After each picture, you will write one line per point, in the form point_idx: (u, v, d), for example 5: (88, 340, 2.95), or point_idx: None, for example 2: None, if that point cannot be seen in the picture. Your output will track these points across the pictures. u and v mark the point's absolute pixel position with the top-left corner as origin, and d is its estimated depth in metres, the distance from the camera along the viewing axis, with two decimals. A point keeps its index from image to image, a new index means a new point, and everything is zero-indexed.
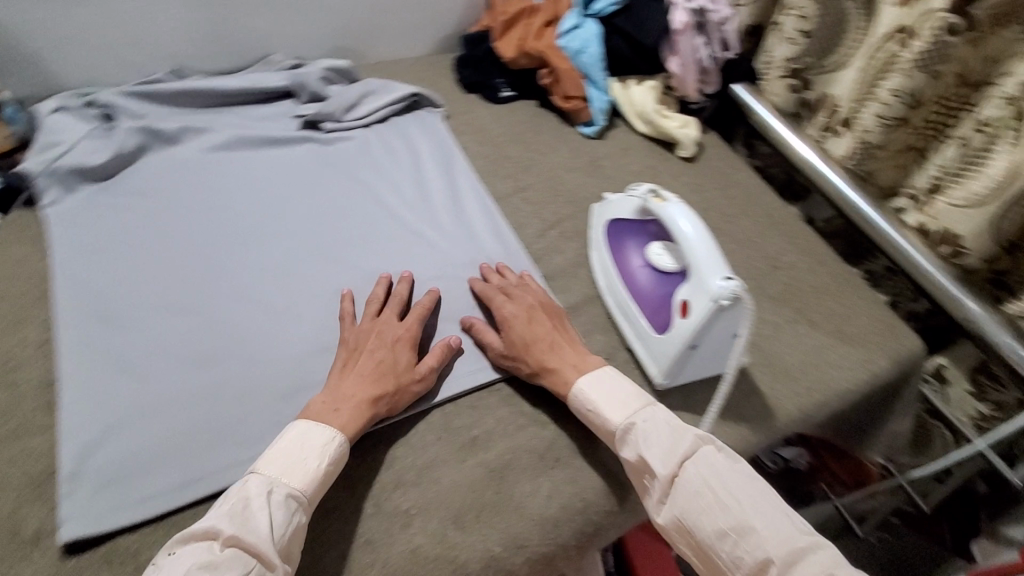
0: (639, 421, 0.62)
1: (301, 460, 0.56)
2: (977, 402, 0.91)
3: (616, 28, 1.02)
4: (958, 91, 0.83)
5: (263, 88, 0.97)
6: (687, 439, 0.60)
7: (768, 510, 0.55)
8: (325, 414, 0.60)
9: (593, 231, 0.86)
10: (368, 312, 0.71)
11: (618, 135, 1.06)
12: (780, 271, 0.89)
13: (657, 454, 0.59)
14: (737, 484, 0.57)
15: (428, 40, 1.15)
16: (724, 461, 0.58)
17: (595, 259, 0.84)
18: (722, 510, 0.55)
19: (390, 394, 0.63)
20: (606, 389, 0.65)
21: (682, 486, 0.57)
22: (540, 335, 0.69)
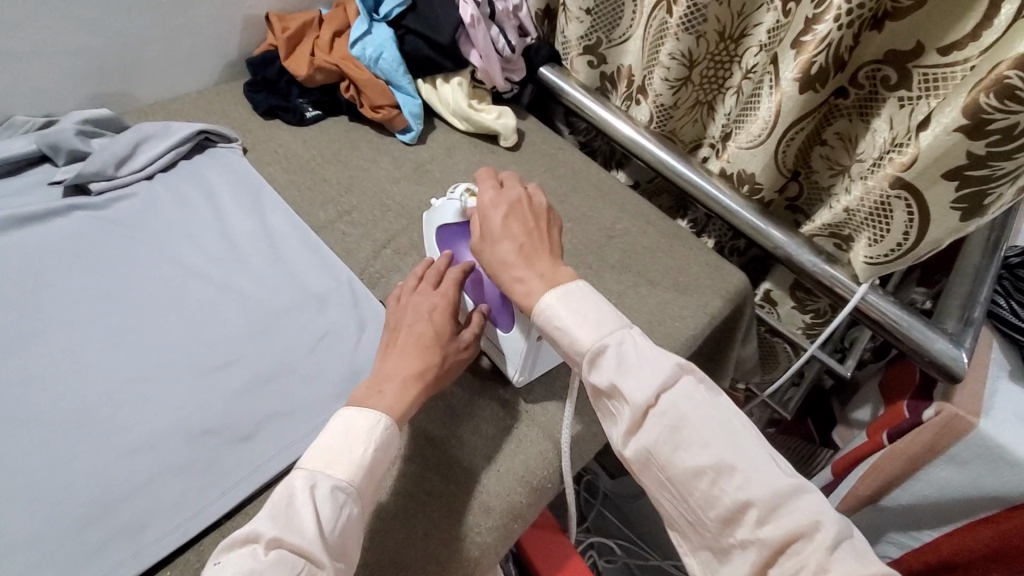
0: (616, 342, 0.57)
1: (350, 446, 0.55)
2: (802, 314, 1.03)
3: (408, 29, 0.98)
4: (721, 46, 0.93)
5: (4, 158, 0.80)
6: (667, 365, 0.56)
7: (751, 450, 0.53)
8: (371, 397, 0.59)
9: (427, 238, 0.79)
10: (406, 286, 0.70)
11: (438, 136, 1.04)
12: (617, 239, 0.92)
13: (635, 378, 0.55)
14: (719, 424, 0.54)
15: (210, 69, 1.03)
16: (704, 395, 0.55)
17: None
18: (700, 447, 0.52)
19: (436, 367, 0.64)
20: (574, 306, 0.60)
21: (655, 421, 0.54)
22: (514, 240, 0.66)
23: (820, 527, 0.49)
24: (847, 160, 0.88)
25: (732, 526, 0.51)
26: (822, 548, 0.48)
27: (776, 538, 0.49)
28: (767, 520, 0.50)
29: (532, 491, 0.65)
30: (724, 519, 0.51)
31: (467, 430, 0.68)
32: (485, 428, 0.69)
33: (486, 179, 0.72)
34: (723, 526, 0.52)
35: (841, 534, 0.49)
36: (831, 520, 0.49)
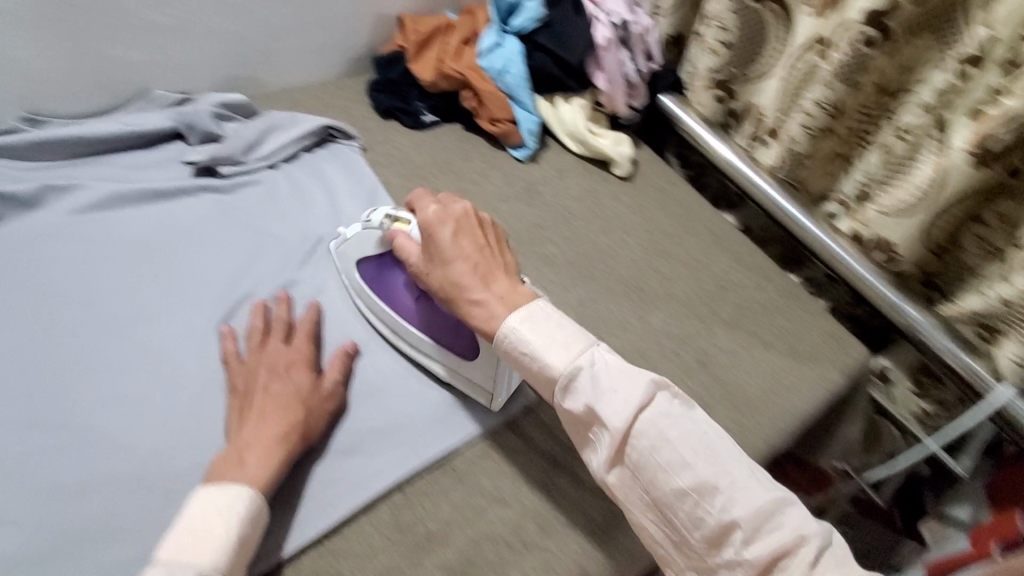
0: (589, 366, 0.56)
1: (212, 533, 0.49)
2: (919, 399, 0.96)
3: (538, 44, 0.95)
4: (875, 99, 0.85)
5: (143, 131, 0.82)
6: (640, 384, 0.56)
7: (728, 469, 0.54)
8: (229, 469, 0.54)
9: (350, 276, 0.73)
10: (251, 345, 0.65)
11: (552, 156, 0.99)
12: (731, 291, 0.87)
13: (613, 403, 0.54)
14: (693, 441, 0.54)
15: (336, 62, 1.02)
16: (679, 416, 0.55)
17: (359, 306, 0.74)
18: (682, 469, 0.53)
19: (301, 422, 0.59)
20: (541, 333, 0.57)
21: (636, 443, 0.54)
22: (466, 259, 0.63)
23: (801, 542, 0.51)
24: (1008, 244, 0.78)
25: (716, 548, 0.52)
26: (804, 563, 0.50)
27: (761, 558, 0.50)
28: (751, 538, 0.51)
29: (631, 561, 0.61)
30: (708, 539, 0.52)
31: (567, 480, 0.64)
32: (585, 481, 0.64)
33: (426, 199, 0.67)
34: (708, 547, 0.52)
35: (820, 545, 0.51)
36: (808, 531, 0.51)
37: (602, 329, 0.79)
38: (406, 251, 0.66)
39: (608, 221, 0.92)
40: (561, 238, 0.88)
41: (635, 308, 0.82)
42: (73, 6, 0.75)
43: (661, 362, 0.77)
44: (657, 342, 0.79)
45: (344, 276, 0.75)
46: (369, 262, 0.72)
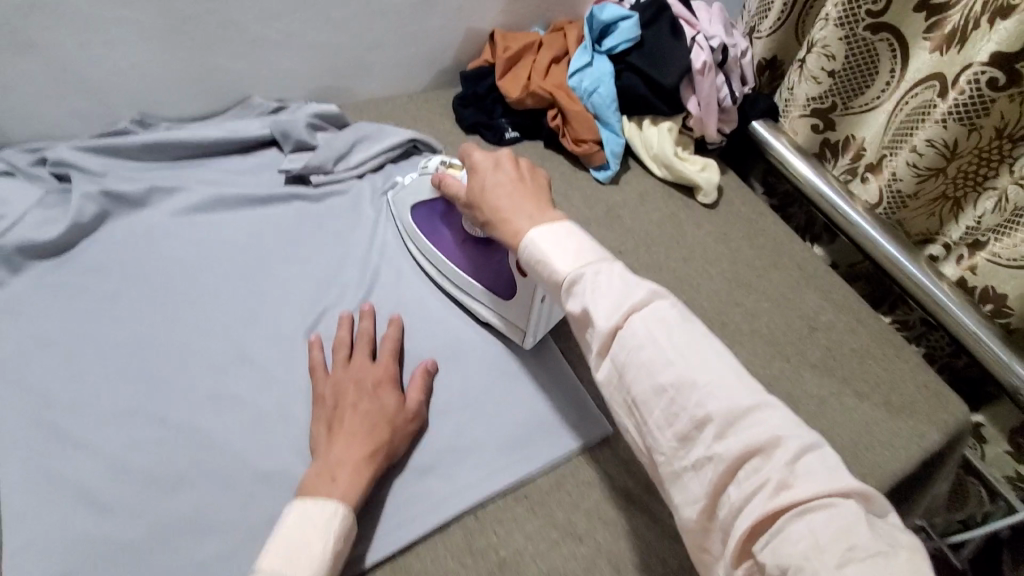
0: (593, 270, 0.54)
1: (308, 537, 0.50)
2: (1016, 463, 0.88)
3: (629, 65, 0.93)
4: (993, 143, 0.78)
5: (242, 138, 0.86)
6: (637, 290, 0.52)
7: (709, 368, 0.47)
8: (322, 484, 0.54)
9: (401, 222, 0.81)
10: (338, 359, 0.66)
11: (633, 179, 0.97)
12: (819, 333, 0.83)
13: (605, 302, 0.51)
14: (678, 339, 0.49)
15: (423, 76, 1.04)
16: (673, 320, 0.50)
17: (409, 250, 0.80)
18: (664, 364, 0.47)
19: (386, 442, 0.59)
20: (554, 240, 0.57)
21: (622, 344, 0.50)
22: (500, 185, 0.65)
23: (780, 446, 0.43)
24: None
25: (686, 448, 0.46)
26: (780, 464, 0.42)
27: (730, 457, 0.44)
28: (726, 435, 0.45)
29: None
30: (679, 437, 0.46)
31: (644, 520, 0.62)
32: (662, 523, 0.62)
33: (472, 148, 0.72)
34: (678, 447, 0.47)
35: (806, 449, 0.43)
36: (793, 436, 0.44)
37: None
38: (453, 187, 0.71)
39: (689, 249, 0.90)
40: (641, 264, 0.86)
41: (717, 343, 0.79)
42: (190, 17, 0.78)
43: None
44: None
45: (398, 223, 0.82)
46: (421, 208, 0.79)
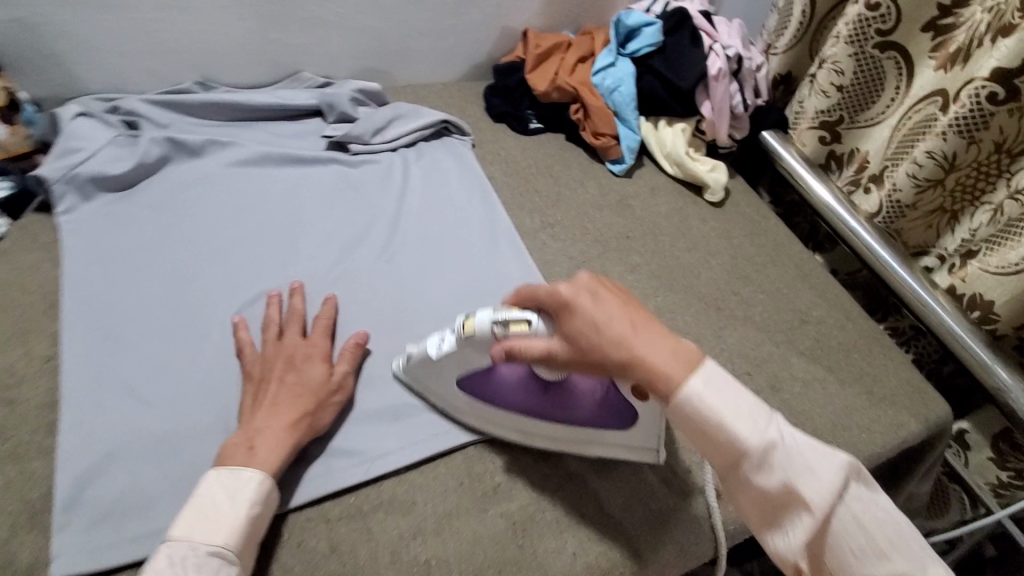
0: (782, 440, 0.48)
1: (218, 505, 0.52)
2: (998, 469, 0.91)
3: (650, 69, 1.00)
4: (992, 157, 0.83)
5: (291, 106, 0.94)
6: (835, 463, 0.48)
7: (917, 552, 0.46)
8: (240, 453, 0.56)
9: (455, 402, 0.66)
10: (268, 337, 0.68)
11: (646, 174, 1.03)
12: (811, 325, 0.88)
13: (816, 482, 0.47)
14: (887, 528, 0.47)
15: (459, 66, 1.11)
16: (879, 506, 0.47)
17: (470, 423, 0.67)
18: (880, 559, 0.46)
19: (310, 412, 0.62)
20: (725, 407, 0.49)
21: (835, 529, 0.47)
22: (610, 314, 0.52)
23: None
24: None
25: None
26: None
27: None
28: None
29: (679, 555, 0.63)
30: None
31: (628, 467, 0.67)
32: (644, 470, 0.67)
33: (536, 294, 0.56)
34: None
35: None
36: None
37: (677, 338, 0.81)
38: (532, 351, 0.55)
39: (693, 240, 0.94)
40: (647, 248, 0.92)
41: (715, 326, 0.84)
42: None
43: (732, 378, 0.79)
44: (730, 360, 0.81)
45: (438, 400, 0.68)
46: (469, 375, 0.65)
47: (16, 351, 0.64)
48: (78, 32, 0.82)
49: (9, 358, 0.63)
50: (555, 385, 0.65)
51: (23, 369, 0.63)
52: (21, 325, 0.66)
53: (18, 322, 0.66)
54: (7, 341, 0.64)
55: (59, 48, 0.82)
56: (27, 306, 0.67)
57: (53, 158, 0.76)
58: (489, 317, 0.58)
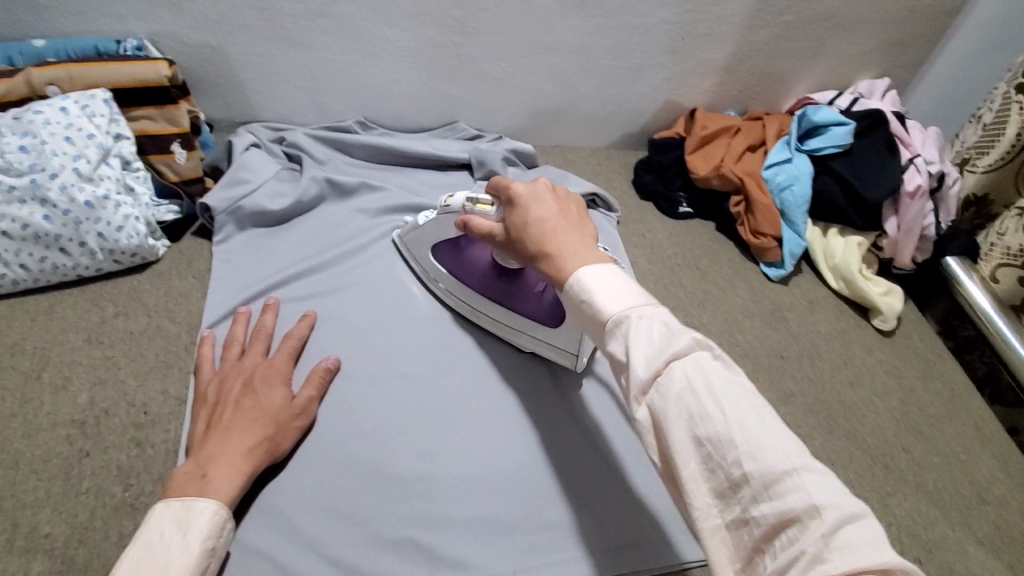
0: (637, 315, 0.41)
1: (167, 540, 0.47)
2: None
3: (829, 169, 0.91)
4: None
5: (442, 156, 0.92)
6: (678, 334, 0.39)
7: (750, 415, 0.35)
8: (192, 483, 0.50)
9: (421, 264, 0.78)
10: (229, 356, 0.63)
11: (804, 284, 0.93)
12: (993, 507, 0.73)
13: (649, 351, 0.39)
14: (729, 396, 0.36)
15: (612, 135, 1.06)
16: (721, 375, 0.38)
17: (433, 288, 0.78)
18: (702, 419, 0.36)
19: (270, 437, 0.57)
20: (604, 278, 0.44)
21: (660, 392, 0.38)
22: (545, 214, 0.52)
23: (816, 517, 0.31)
24: None
25: (721, 509, 0.35)
26: (821, 538, 0.30)
27: (765, 524, 0.33)
28: (762, 501, 0.33)
29: None
30: (713, 496, 0.35)
31: None
32: None
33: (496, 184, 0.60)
34: (713, 506, 0.35)
35: (847, 519, 0.31)
36: (833, 504, 0.31)
37: None
38: (484, 232, 0.60)
39: (856, 374, 0.83)
40: (803, 375, 0.82)
41: (878, 487, 0.72)
42: (437, 46, 0.86)
43: None
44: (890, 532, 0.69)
45: (415, 264, 0.79)
46: (444, 245, 0.76)
47: (154, 385, 0.61)
48: (264, 64, 0.83)
49: (145, 391, 0.61)
50: (508, 273, 0.73)
51: (156, 407, 0.60)
52: (163, 357, 0.64)
53: (158, 352, 0.64)
54: (147, 372, 0.62)
55: (244, 76, 0.84)
56: (172, 336, 0.66)
57: (220, 187, 0.76)
58: (466, 195, 0.67)
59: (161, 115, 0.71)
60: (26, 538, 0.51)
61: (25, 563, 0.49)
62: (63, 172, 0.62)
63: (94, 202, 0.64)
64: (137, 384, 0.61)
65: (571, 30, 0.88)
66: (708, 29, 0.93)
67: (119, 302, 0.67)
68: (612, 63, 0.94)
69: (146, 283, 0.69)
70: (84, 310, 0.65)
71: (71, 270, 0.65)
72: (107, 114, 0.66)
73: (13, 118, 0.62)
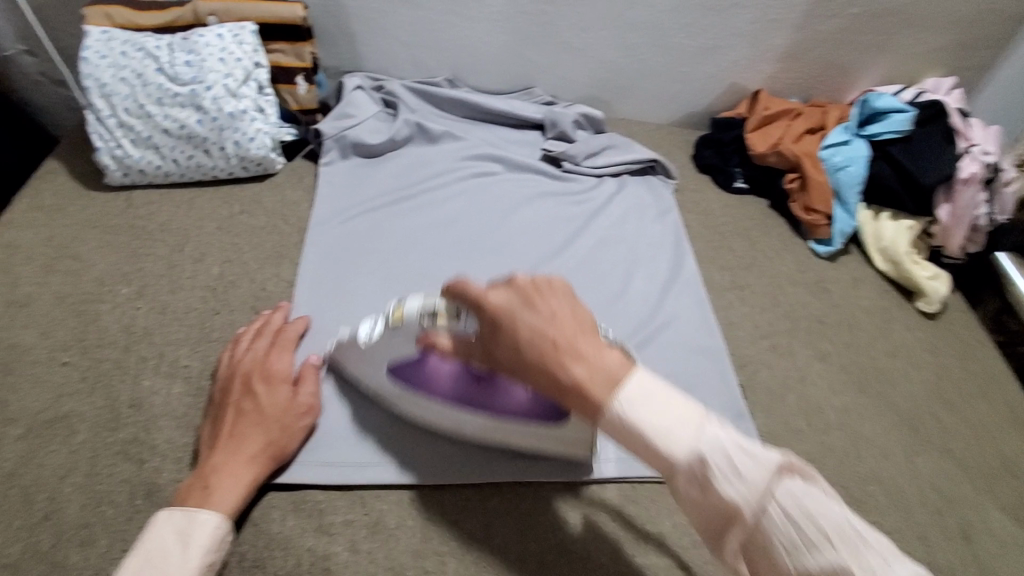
0: (711, 447, 0.38)
1: (168, 552, 0.46)
2: None
3: (885, 154, 0.96)
4: None
5: (519, 115, 1.01)
6: (763, 461, 0.37)
7: (860, 541, 0.34)
8: (195, 493, 0.51)
9: (371, 387, 0.63)
10: (233, 355, 0.62)
11: (851, 262, 0.97)
12: (1019, 479, 0.76)
13: (744, 491, 0.37)
14: (834, 529, 0.35)
15: (677, 112, 1.13)
16: (818, 502, 0.36)
17: (396, 406, 0.63)
18: (820, 561, 0.35)
19: (275, 440, 0.56)
20: (650, 410, 0.39)
21: (778, 537, 0.36)
22: (535, 326, 0.43)
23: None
24: None
25: None
26: None
27: None
28: None
29: None
30: None
31: None
32: None
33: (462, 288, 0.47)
34: None
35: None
36: None
37: (861, 447, 0.75)
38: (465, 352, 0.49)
39: (894, 345, 0.87)
40: (842, 340, 0.86)
41: (903, 445, 0.76)
42: (525, 14, 0.96)
43: (917, 512, 0.70)
44: (909, 483, 0.73)
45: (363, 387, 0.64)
46: (399, 362, 0.60)
47: (270, 270, 0.74)
48: (374, 18, 0.95)
49: (263, 273, 0.73)
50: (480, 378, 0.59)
51: (272, 286, 0.72)
52: (277, 249, 0.76)
53: (274, 246, 0.76)
54: (266, 260, 0.75)
55: (357, 29, 0.96)
56: (284, 235, 0.78)
57: (330, 119, 0.88)
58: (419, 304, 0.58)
59: (292, 50, 0.83)
60: (171, 366, 0.63)
61: (169, 384, 0.62)
62: (216, 87, 0.75)
63: (236, 114, 0.76)
64: (257, 267, 0.73)
65: (649, 8, 0.97)
66: (780, 16, 0.99)
67: (244, 203, 0.80)
68: (684, 42, 1.02)
69: (265, 190, 0.82)
70: (217, 205, 0.78)
71: (210, 170, 0.78)
72: (252, 43, 0.78)
73: (182, 38, 0.76)
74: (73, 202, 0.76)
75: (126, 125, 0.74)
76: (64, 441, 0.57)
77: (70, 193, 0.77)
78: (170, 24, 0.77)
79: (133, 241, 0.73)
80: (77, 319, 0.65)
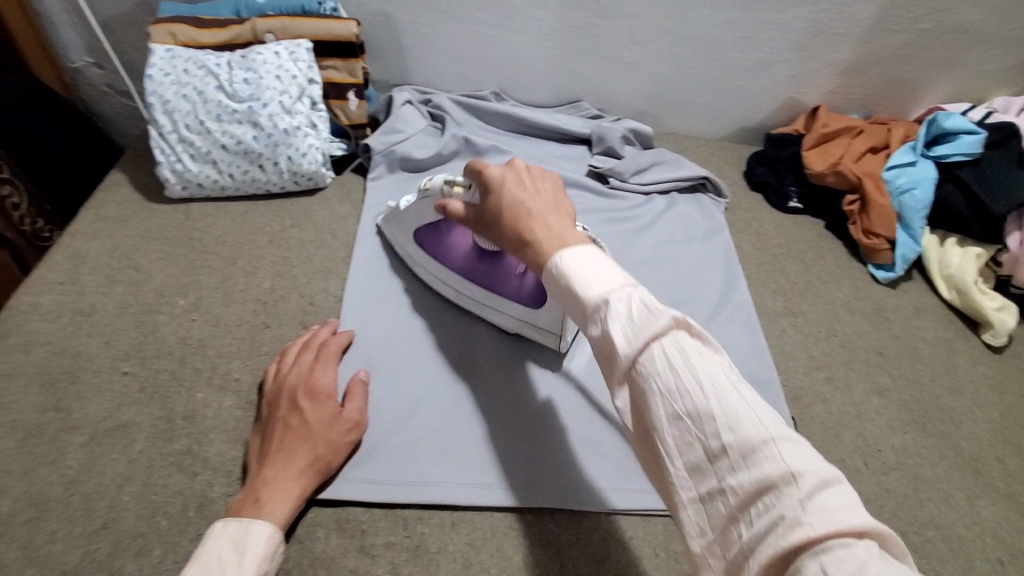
0: (619, 295, 0.41)
1: (226, 562, 0.47)
2: None
3: (955, 177, 0.90)
4: None
5: (566, 130, 1.00)
6: (659, 315, 0.39)
7: (730, 391, 0.35)
8: (248, 507, 0.51)
9: (403, 248, 0.77)
10: (280, 370, 0.63)
11: (913, 289, 0.92)
12: None
13: (630, 331, 0.39)
14: (704, 372, 0.36)
15: (728, 128, 1.09)
16: (698, 350, 0.37)
17: (418, 270, 0.76)
18: (677, 392, 0.36)
19: (322, 455, 0.57)
20: (582, 265, 0.45)
21: (648, 373, 0.38)
22: (518, 198, 0.54)
23: (793, 483, 0.31)
24: None
25: (698, 479, 0.36)
26: (794, 498, 0.31)
27: (741, 492, 0.33)
28: (739, 470, 0.33)
29: None
30: (693, 470, 0.36)
31: None
32: None
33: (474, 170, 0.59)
34: (690, 477, 0.36)
35: (822, 484, 0.31)
36: (810, 470, 0.31)
37: (921, 489, 0.71)
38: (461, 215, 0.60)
39: (959, 381, 0.82)
40: (902, 373, 0.82)
41: (967, 491, 0.72)
42: (574, 28, 0.95)
43: (981, 565, 0.66)
44: (973, 532, 0.68)
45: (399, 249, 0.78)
46: (423, 227, 0.73)
47: (318, 284, 0.75)
48: (424, 34, 0.95)
49: (312, 288, 0.74)
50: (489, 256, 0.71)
51: (320, 301, 0.73)
52: (325, 263, 0.77)
53: (322, 260, 0.77)
54: (314, 274, 0.76)
55: (407, 44, 0.97)
56: (332, 249, 0.79)
57: (379, 134, 0.89)
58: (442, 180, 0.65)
59: (344, 66, 0.84)
60: (224, 379, 0.65)
61: (221, 396, 0.63)
62: (272, 104, 0.77)
63: (290, 130, 0.78)
64: (306, 281, 0.75)
65: (703, 22, 0.94)
66: (842, 30, 0.95)
67: (295, 217, 0.81)
68: (739, 57, 0.98)
69: (315, 204, 0.83)
70: (269, 219, 0.80)
71: (263, 184, 0.80)
72: (307, 61, 0.80)
73: (241, 56, 0.78)
74: (136, 213, 0.79)
75: (186, 140, 0.76)
76: (123, 450, 0.59)
77: (134, 204, 0.80)
78: (230, 41, 0.79)
79: (191, 253, 0.75)
80: (137, 329, 0.67)
